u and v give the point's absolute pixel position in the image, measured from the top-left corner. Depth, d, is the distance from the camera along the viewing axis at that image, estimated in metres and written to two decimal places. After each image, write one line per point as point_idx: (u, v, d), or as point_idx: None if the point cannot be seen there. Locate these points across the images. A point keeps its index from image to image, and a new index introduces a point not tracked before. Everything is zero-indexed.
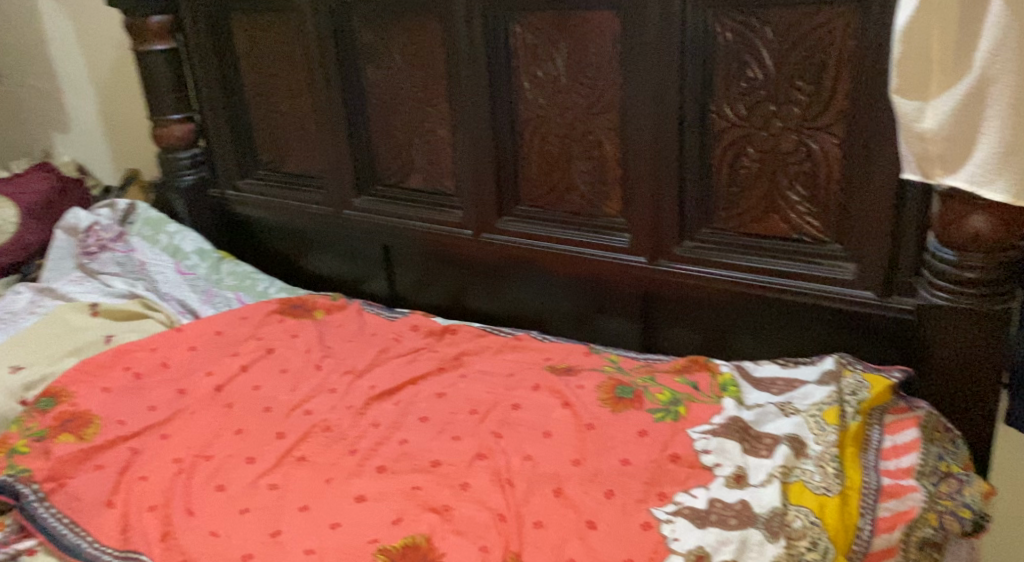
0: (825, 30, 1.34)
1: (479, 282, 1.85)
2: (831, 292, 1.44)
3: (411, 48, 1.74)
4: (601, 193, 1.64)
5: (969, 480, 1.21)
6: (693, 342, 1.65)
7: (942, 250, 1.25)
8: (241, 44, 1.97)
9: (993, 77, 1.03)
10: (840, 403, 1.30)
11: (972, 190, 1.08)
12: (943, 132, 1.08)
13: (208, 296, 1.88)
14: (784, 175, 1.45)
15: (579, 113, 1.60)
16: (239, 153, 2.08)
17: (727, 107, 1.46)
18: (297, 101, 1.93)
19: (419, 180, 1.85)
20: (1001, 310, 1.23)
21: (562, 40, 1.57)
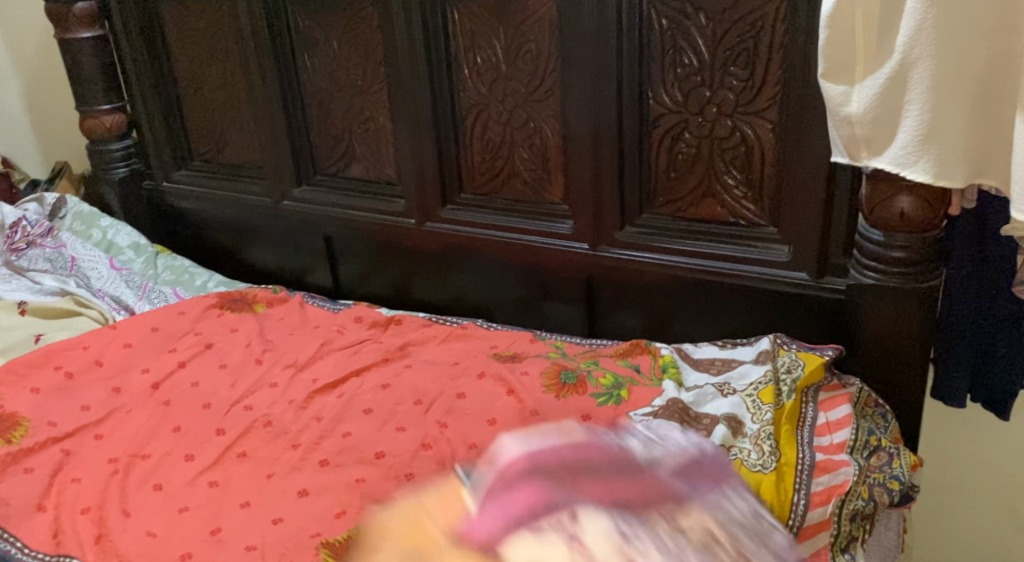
0: (756, 16, 1.36)
1: (424, 272, 1.85)
2: (768, 275, 1.47)
3: (348, 36, 1.72)
4: (542, 179, 1.65)
5: (897, 453, 1.28)
6: (636, 326, 1.67)
7: (871, 231, 1.29)
8: (173, 32, 1.93)
9: (913, 61, 1.05)
10: (776, 382, 1.34)
11: (896, 171, 1.11)
12: (868, 115, 1.11)
13: (144, 292, 1.84)
14: (720, 160, 1.47)
15: (519, 100, 1.60)
16: (173, 144, 2.04)
17: (664, 93, 1.47)
18: (233, 89, 1.90)
19: (360, 169, 1.84)
20: (927, 288, 1.27)
21: (500, 27, 1.57)
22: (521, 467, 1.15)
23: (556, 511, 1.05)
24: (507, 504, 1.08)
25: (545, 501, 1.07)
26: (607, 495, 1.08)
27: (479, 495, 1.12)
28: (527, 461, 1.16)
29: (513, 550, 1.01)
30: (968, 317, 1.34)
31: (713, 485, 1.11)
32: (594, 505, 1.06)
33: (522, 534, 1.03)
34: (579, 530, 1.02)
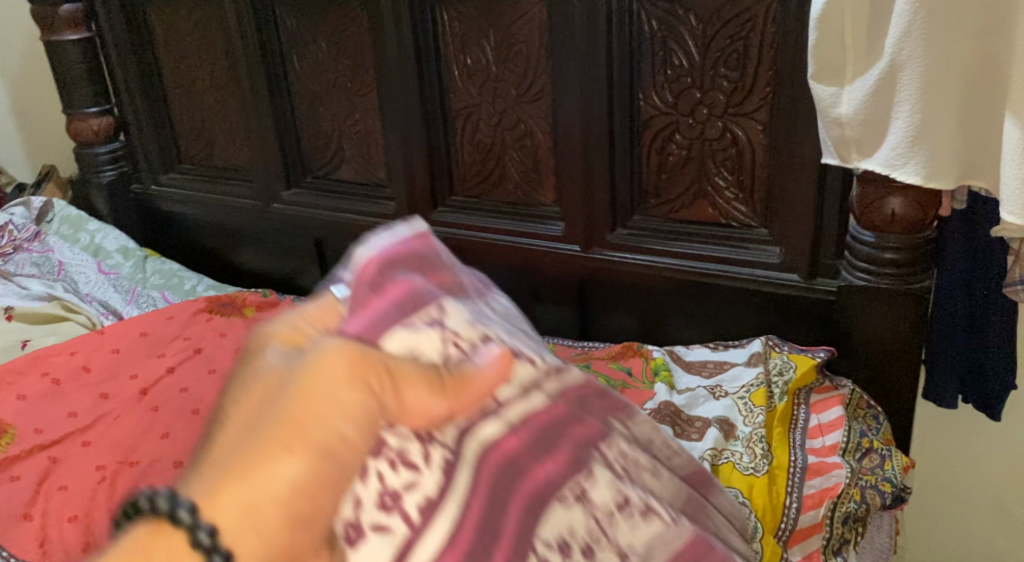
0: (746, 18, 1.35)
1: None
2: (759, 276, 1.47)
3: (336, 37, 1.71)
4: (533, 181, 1.64)
5: (889, 455, 1.29)
6: (628, 327, 1.67)
7: (862, 232, 1.28)
8: (160, 34, 1.91)
9: (902, 63, 1.04)
10: (768, 385, 1.34)
11: (886, 173, 1.11)
12: (858, 118, 1.11)
13: (132, 296, 1.83)
14: (711, 161, 1.47)
15: (509, 102, 1.60)
16: (162, 147, 2.03)
17: (654, 94, 1.47)
18: (221, 92, 1.89)
19: (350, 171, 1.83)
20: (918, 289, 1.26)
21: (489, 29, 1.56)
22: (382, 267, 0.87)
23: (428, 300, 0.85)
24: (374, 305, 0.83)
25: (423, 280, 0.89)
26: (467, 295, 0.91)
27: (347, 303, 0.84)
28: (387, 261, 0.88)
29: (391, 336, 0.80)
30: (959, 317, 1.34)
31: (508, 314, 0.96)
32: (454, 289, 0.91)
33: (397, 323, 0.81)
34: (454, 314, 0.85)
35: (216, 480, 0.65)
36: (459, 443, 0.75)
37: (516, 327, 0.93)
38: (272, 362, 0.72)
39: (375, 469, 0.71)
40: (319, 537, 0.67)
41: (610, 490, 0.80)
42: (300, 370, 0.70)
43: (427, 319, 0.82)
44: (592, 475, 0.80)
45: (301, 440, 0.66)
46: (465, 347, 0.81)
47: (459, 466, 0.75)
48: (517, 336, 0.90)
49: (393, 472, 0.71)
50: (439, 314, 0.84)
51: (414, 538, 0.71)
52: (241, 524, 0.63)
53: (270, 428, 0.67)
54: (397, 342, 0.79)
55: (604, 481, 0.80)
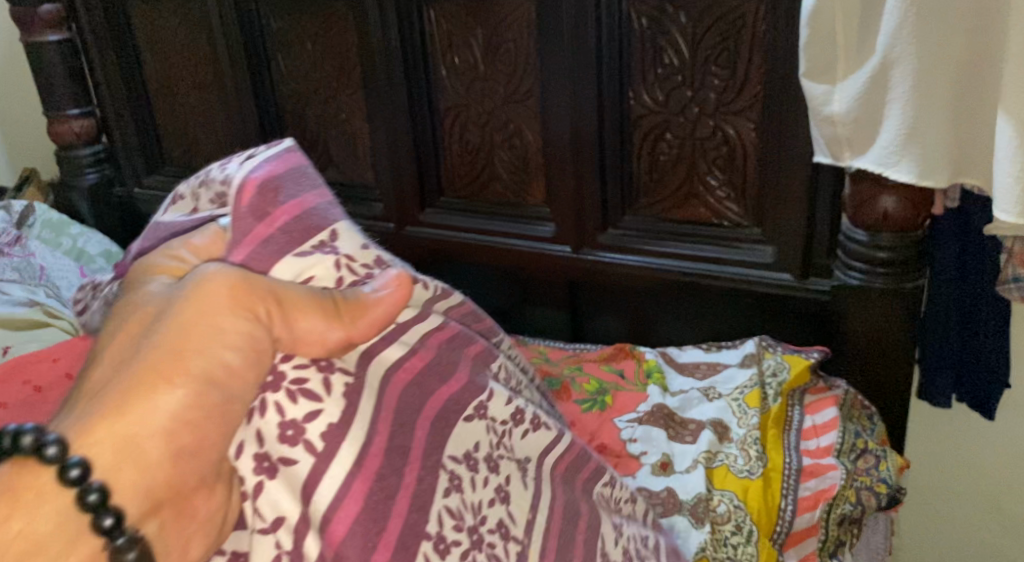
0: (737, 15, 1.34)
1: None
2: (752, 276, 1.46)
3: (322, 38, 1.69)
4: (522, 182, 1.62)
5: (885, 455, 1.27)
6: (620, 328, 1.66)
7: (854, 231, 1.27)
8: (142, 34, 1.88)
9: (895, 60, 1.03)
10: (762, 386, 1.33)
11: (879, 171, 1.10)
12: (850, 115, 1.10)
13: None
14: (702, 160, 1.45)
15: (498, 102, 1.58)
16: (145, 149, 2.00)
17: (645, 93, 1.45)
18: (205, 93, 1.86)
19: (337, 173, 1.80)
20: (911, 289, 1.25)
21: (477, 28, 1.54)
22: (261, 192, 0.89)
23: (315, 221, 0.90)
24: (258, 234, 0.87)
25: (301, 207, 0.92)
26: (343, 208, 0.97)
27: (231, 234, 0.87)
28: (266, 185, 0.90)
29: (281, 261, 0.86)
30: (952, 318, 1.33)
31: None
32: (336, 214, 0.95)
33: (285, 249, 0.87)
34: (341, 235, 0.91)
35: (95, 416, 0.68)
36: (359, 366, 0.85)
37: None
38: (155, 297, 0.78)
39: (273, 401, 0.77)
40: (207, 471, 0.71)
41: (504, 407, 0.98)
42: (179, 302, 0.76)
43: (313, 243, 0.88)
44: (490, 396, 0.97)
45: (182, 372, 0.71)
46: (350, 267, 0.88)
47: (362, 391, 0.83)
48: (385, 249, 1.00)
49: (292, 403, 0.77)
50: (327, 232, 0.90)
51: (320, 465, 0.77)
52: (118, 456, 0.66)
53: (147, 357, 0.71)
54: (288, 266, 0.86)
55: (499, 400, 0.98)
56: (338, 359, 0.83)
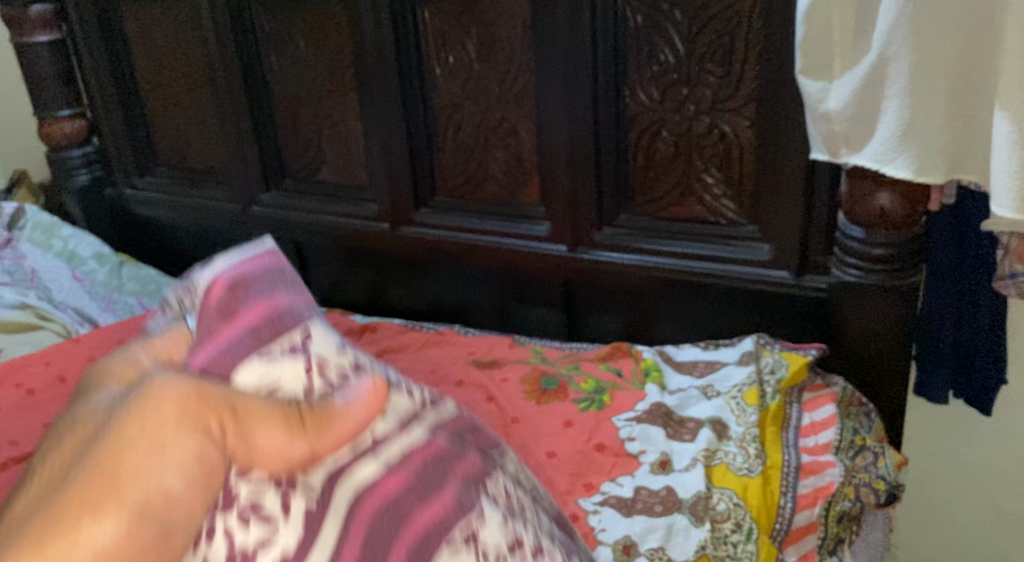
0: (733, 11, 1.34)
1: (399, 276, 1.82)
2: (749, 274, 1.46)
3: (314, 37, 1.68)
4: (517, 181, 1.62)
5: (883, 452, 1.27)
6: (616, 328, 1.66)
7: (851, 227, 1.27)
8: (132, 34, 1.87)
9: (891, 56, 1.03)
10: (761, 384, 1.32)
11: (876, 167, 1.09)
12: (847, 112, 1.09)
13: (108, 303, 1.80)
14: (698, 158, 1.45)
15: (492, 100, 1.57)
16: (136, 150, 1.98)
17: (640, 91, 1.45)
18: (197, 93, 1.85)
19: (331, 173, 1.79)
20: (908, 285, 1.25)
21: (471, 26, 1.53)
22: (230, 290, 0.98)
23: (283, 324, 0.94)
24: (223, 339, 0.92)
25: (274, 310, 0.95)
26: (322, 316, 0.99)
27: (198, 331, 0.97)
28: (235, 284, 0.99)
29: (244, 366, 0.89)
30: (949, 315, 1.33)
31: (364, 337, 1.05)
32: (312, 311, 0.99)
33: (250, 353, 0.90)
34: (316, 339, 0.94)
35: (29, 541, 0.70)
36: (327, 489, 0.83)
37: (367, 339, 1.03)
38: (103, 409, 0.82)
39: (222, 528, 0.78)
40: None
41: (500, 531, 0.87)
42: (122, 418, 0.78)
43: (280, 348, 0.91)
44: (481, 518, 0.86)
45: (114, 500, 0.73)
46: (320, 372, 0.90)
47: (326, 516, 0.82)
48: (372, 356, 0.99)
49: (244, 528, 0.78)
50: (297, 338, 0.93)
51: None
52: None
53: (85, 484, 0.74)
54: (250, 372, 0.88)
55: (494, 523, 0.87)
56: (304, 475, 0.83)
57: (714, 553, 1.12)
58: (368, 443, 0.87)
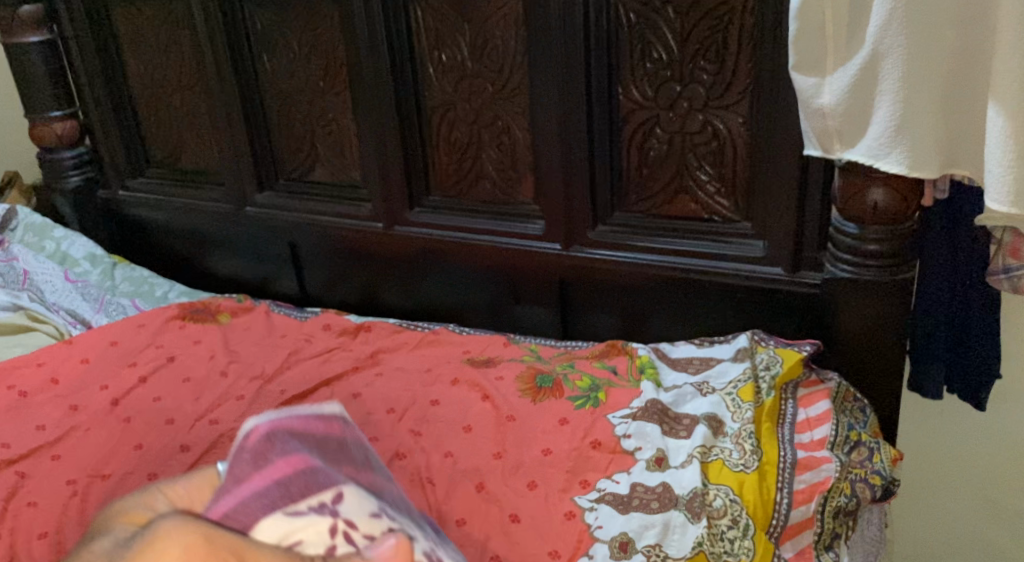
0: (726, 9, 1.34)
1: (393, 276, 1.81)
2: (743, 270, 1.46)
3: (307, 37, 1.67)
4: (511, 179, 1.62)
5: (878, 447, 1.27)
6: (610, 326, 1.66)
7: (845, 223, 1.27)
8: (124, 34, 1.87)
9: (884, 52, 1.03)
10: (756, 380, 1.32)
11: (870, 162, 1.09)
12: (840, 107, 1.09)
13: (101, 304, 1.78)
14: (692, 155, 1.45)
15: (486, 99, 1.57)
16: (129, 151, 1.98)
17: (634, 88, 1.45)
18: (189, 93, 1.85)
19: (324, 172, 1.79)
20: (903, 280, 1.26)
21: (464, 25, 1.53)
22: (266, 437, 0.88)
23: (320, 481, 0.86)
24: (251, 482, 0.84)
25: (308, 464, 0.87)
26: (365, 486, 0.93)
27: (226, 476, 0.86)
28: (271, 431, 0.88)
29: (267, 518, 0.81)
30: (942, 311, 1.33)
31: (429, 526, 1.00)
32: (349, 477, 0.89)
33: (273, 508, 0.82)
34: (353, 501, 0.86)
35: None
36: None
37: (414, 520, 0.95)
38: (105, 550, 0.76)
39: None
40: None
41: None
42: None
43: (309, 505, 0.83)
44: None
45: None
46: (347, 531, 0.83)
47: None
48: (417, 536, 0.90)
49: None
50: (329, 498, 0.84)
51: None
52: None
53: None
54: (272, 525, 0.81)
55: None
56: None
57: (707, 547, 1.13)
58: None
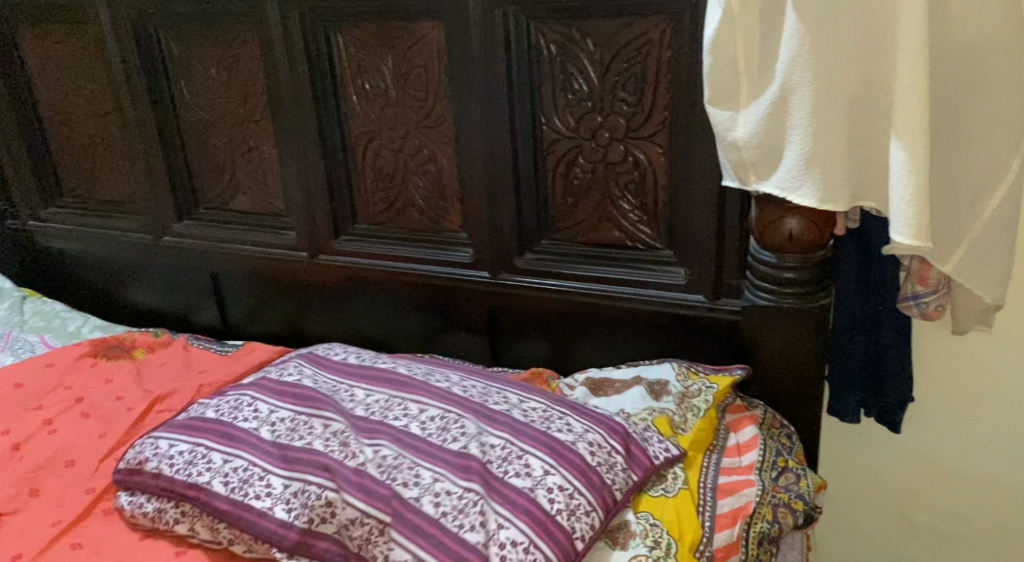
0: (643, 41, 1.35)
1: (319, 306, 1.80)
2: (667, 298, 1.47)
3: (225, 63, 1.64)
4: (438, 207, 1.60)
5: (804, 474, 1.29)
6: (539, 351, 1.66)
7: (762, 252, 1.29)
8: (32, 60, 1.81)
9: (793, 87, 1.05)
10: (684, 408, 1.33)
11: (784, 195, 1.11)
12: (755, 140, 1.10)
13: (7, 341, 1.72)
14: (615, 184, 1.46)
15: (410, 127, 1.56)
16: (39, 180, 1.92)
17: (556, 118, 1.45)
18: (104, 121, 1.79)
19: (246, 201, 1.76)
20: (818, 309, 1.28)
21: (387, 53, 1.52)
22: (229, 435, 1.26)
23: (251, 407, 1.31)
24: (205, 432, 1.27)
25: (216, 407, 1.32)
26: (280, 374, 1.38)
27: (173, 465, 1.24)
28: (228, 434, 1.26)
29: (205, 415, 1.31)
30: (856, 337, 1.36)
31: (481, 424, 1.23)
32: (249, 421, 1.28)
33: (229, 421, 1.28)
34: (288, 383, 1.36)
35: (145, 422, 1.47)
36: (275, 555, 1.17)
37: (402, 389, 1.32)
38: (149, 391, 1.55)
39: (283, 401, 1.31)
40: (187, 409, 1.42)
41: None
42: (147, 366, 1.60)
43: (242, 475, 1.20)
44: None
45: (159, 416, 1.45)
46: (294, 394, 1.32)
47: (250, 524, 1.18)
48: (406, 371, 1.38)
49: (266, 401, 1.32)
50: (306, 412, 1.28)
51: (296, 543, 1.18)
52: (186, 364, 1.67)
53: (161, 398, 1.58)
54: (270, 473, 1.20)
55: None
56: (283, 377, 1.38)
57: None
58: (340, 463, 1.19)
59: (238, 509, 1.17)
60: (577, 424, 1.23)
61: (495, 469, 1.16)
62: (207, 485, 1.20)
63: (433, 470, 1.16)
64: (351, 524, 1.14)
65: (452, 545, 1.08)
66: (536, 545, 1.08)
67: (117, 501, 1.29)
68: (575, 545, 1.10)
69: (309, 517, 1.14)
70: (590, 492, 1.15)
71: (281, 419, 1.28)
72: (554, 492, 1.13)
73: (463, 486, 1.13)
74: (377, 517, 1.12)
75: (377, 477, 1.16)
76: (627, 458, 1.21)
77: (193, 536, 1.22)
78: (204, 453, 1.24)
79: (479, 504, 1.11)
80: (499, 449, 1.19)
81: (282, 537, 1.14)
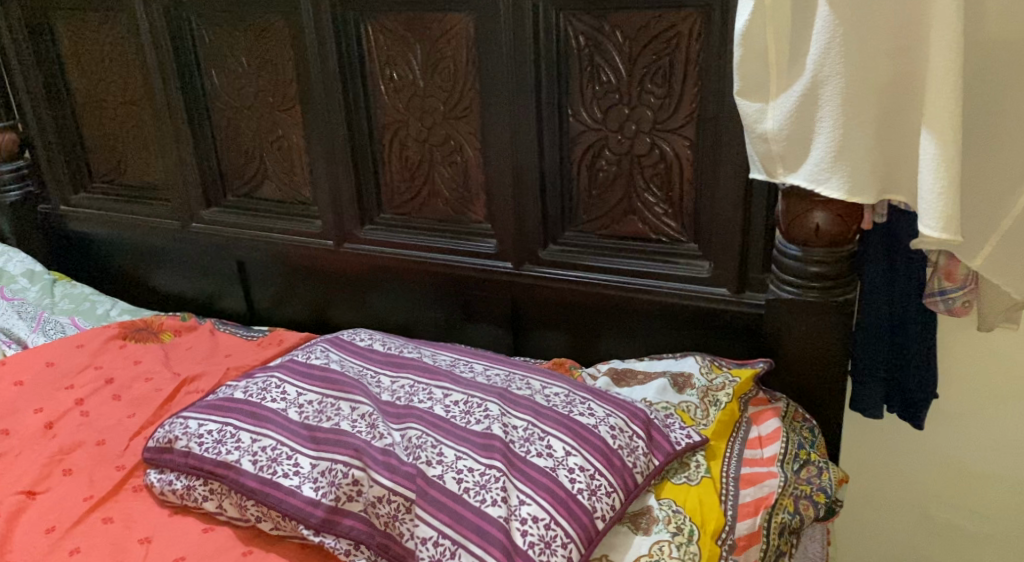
0: (672, 34, 1.36)
1: (343, 294, 1.81)
2: (691, 292, 1.47)
3: (256, 52, 1.66)
4: (463, 198, 1.61)
5: (827, 467, 1.27)
6: (561, 343, 1.66)
7: (787, 246, 1.29)
8: (66, 46, 1.83)
9: (823, 80, 1.05)
10: (707, 399, 1.34)
11: (811, 187, 1.10)
12: (784, 132, 1.10)
13: (38, 322, 1.75)
14: (640, 177, 1.46)
15: (437, 118, 1.57)
16: (71, 165, 1.95)
17: (583, 110, 1.45)
18: (135, 107, 1.82)
19: (273, 189, 1.77)
20: (844, 303, 1.28)
21: (416, 43, 1.53)
22: (253, 413, 1.28)
23: (278, 387, 1.33)
24: (233, 411, 1.29)
25: (245, 387, 1.34)
26: (305, 357, 1.41)
27: (201, 443, 1.26)
28: (255, 411, 1.28)
29: (233, 395, 1.33)
30: (881, 333, 1.36)
31: (504, 406, 1.24)
32: (276, 402, 1.30)
33: (256, 401, 1.30)
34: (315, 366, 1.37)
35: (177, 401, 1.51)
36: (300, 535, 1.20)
37: (427, 375, 1.33)
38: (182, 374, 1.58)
39: (310, 383, 1.33)
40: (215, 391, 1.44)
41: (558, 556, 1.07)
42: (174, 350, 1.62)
43: (271, 454, 1.22)
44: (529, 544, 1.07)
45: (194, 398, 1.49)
46: (320, 377, 1.34)
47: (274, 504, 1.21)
48: (431, 361, 1.39)
49: (294, 382, 1.34)
50: (333, 394, 1.30)
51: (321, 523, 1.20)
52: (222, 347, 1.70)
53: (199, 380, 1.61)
54: (297, 452, 1.21)
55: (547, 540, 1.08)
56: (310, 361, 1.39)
57: (661, 556, 1.13)
58: (365, 444, 1.20)
59: (265, 488, 1.19)
60: (599, 409, 1.24)
61: (518, 449, 1.17)
62: (235, 462, 1.22)
63: (457, 449, 1.17)
64: (377, 502, 1.15)
65: (475, 521, 1.09)
66: (558, 522, 1.09)
67: (147, 479, 1.31)
68: (596, 524, 1.11)
69: (336, 495, 1.16)
70: (611, 474, 1.15)
71: (306, 402, 1.29)
72: (575, 473, 1.14)
73: (485, 463, 1.14)
74: (401, 495, 1.14)
75: (401, 457, 1.18)
76: (648, 443, 1.22)
77: (221, 514, 1.25)
78: (232, 431, 1.26)
79: (503, 480, 1.12)
80: (521, 431, 1.20)
81: (309, 514, 1.16)
